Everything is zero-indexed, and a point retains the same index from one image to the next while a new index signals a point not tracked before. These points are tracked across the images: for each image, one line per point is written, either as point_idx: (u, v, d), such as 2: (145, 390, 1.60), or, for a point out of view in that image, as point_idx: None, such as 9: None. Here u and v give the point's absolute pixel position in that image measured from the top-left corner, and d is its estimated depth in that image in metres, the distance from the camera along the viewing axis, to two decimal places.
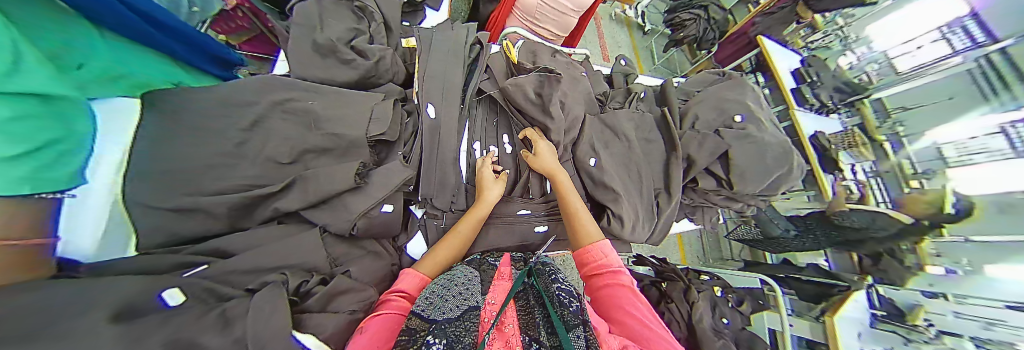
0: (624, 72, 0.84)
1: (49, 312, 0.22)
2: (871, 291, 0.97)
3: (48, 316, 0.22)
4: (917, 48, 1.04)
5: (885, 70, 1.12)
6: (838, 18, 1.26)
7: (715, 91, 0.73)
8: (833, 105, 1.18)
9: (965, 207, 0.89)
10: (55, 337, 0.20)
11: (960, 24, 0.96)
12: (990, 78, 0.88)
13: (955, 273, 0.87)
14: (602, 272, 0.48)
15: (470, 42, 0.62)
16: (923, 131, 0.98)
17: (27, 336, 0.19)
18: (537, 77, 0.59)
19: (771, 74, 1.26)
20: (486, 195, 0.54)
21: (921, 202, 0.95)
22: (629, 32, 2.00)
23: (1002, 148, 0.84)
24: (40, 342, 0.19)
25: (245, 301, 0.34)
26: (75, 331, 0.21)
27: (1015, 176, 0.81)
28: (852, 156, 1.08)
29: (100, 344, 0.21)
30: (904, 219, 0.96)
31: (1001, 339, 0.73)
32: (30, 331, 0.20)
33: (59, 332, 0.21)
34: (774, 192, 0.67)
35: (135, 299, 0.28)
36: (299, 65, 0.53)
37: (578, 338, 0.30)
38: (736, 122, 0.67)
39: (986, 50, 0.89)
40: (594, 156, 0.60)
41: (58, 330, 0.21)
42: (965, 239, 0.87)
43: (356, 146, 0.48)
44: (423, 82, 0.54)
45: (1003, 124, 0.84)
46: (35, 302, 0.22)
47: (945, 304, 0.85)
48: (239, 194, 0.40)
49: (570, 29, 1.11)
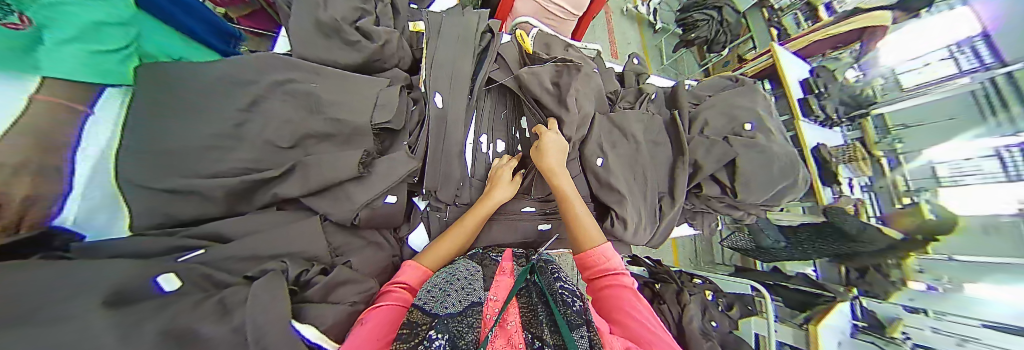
0: (637, 71, 0.82)
1: (33, 301, 0.22)
2: (854, 303, 1.00)
3: (31, 305, 0.21)
4: (924, 65, 1.04)
5: (891, 86, 1.10)
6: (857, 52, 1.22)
7: (727, 96, 0.72)
8: (837, 117, 1.16)
9: (944, 214, 0.93)
10: (41, 327, 0.19)
11: (970, 43, 0.96)
12: (992, 100, 0.88)
13: (936, 289, 0.89)
14: (605, 274, 0.48)
15: (481, 29, 0.59)
16: (921, 150, 0.99)
17: (11, 327, 0.18)
18: (553, 67, 0.58)
19: (780, 82, 1.25)
20: (491, 192, 0.53)
21: (909, 217, 0.97)
22: (639, 29, 1.96)
23: (994, 171, 0.85)
24: (24, 334, 0.18)
25: (243, 290, 0.33)
26: (64, 320, 0.21)
27: (1007, 198, 0.82)
28: (851, 170, 1.06)
29: (89, 338, 0.20)
30: (895, 235, 0.97)
31: None
32: (14, 321, 0.19)
33: (48, 321, 0.20)
34: (777, 203, 0.68)
35: (130, 286, 0.27)
36: (302, 45, 0.51)
37: (580, 337, 0.30)
38: (745, 130, 0.66)
39: (994, 73, 0.88)
40: (601, 156, 0.59)
41: (45, 319, 0.20)
42: (949, 257, 0.89)
43: (360, 134, 0.47)
44: (431, 69, 0.53)
45: (998, 147, 0.85)
46: (19, 290, 0.22)
47: (923, 319, 0.87)
48: (237, 178, 0.38)
49: (582, 8, 1.06)
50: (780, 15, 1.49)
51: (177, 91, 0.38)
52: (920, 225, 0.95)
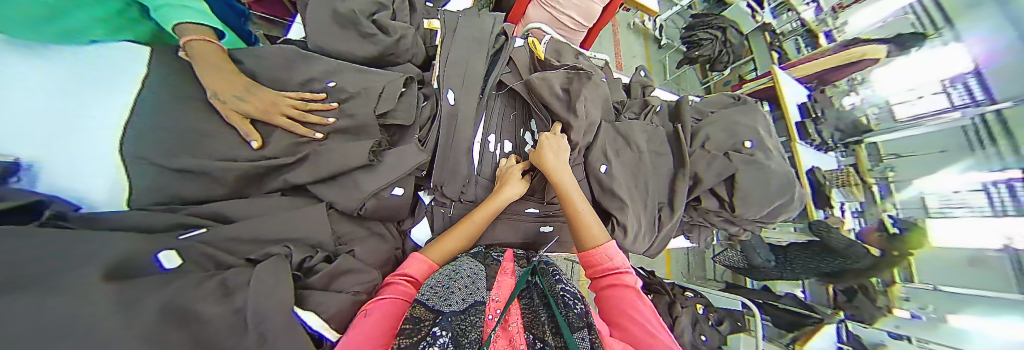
0: (642, 83, 0.84)
1: (37, 268, 0.21)
2: (840, 326, 1.02)
3: (34, 272, 0.21)
4: (918, 98, 1.07)
5: (885, 116, 1.12)
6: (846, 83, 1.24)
7: (729, 114, 0.73)
8: (832, 142, 1.18)
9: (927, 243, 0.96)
10: (43, 294, 0.19)
11: (963, 80, 0.98)
12: (982, 136, 0.91)
13: (920, 317, 0.93)
14: (608, 273, 0.48)
15: (495, 32, 0.61)
16: (911, 179, 1.01)
17: (12, 293, 0.18)
18: (564, 74, 0.59)
19: (778, 104, 1.27)
20: (502, 190, 0.54)
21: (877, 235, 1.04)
22: (644, 43, 2.00)
23: (981, 205, 0.89)
24: (27, 302, 0.18)
25: (246, 272, 0.34)
26: (67, 289, 0.21)
27: (991, 231, 0.87)
28: (843, 194, 1.09)
29: (90, 311, 0.20)
30: (875, 251, 1.02)
31: None
32: (19, 288, 0.19)
33: (51, 289, 0.20)
34: (772, 220, 0.70)
35: (132, 260, 0.27)
36: (318, 34, 0.52)
37: (582, 339, 0.31)
38: (745, 147, 0.68)
39: (983, 109, 0.92)
40: (605, 163, 0.60)
41: (50, 287, 0.20)
42: (935, 288, 0.92)
43: (371, 125, 0.47)
44: (446, 67, 0.54)
45: (987, 182, 0.89)
46: (22, 257, 0.21)
47: (908, 346, 0.90)
48: (253, 163, 0.39)
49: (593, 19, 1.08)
50: (781, 39, 1.54)
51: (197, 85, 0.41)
52: (899, 243, 0.99)
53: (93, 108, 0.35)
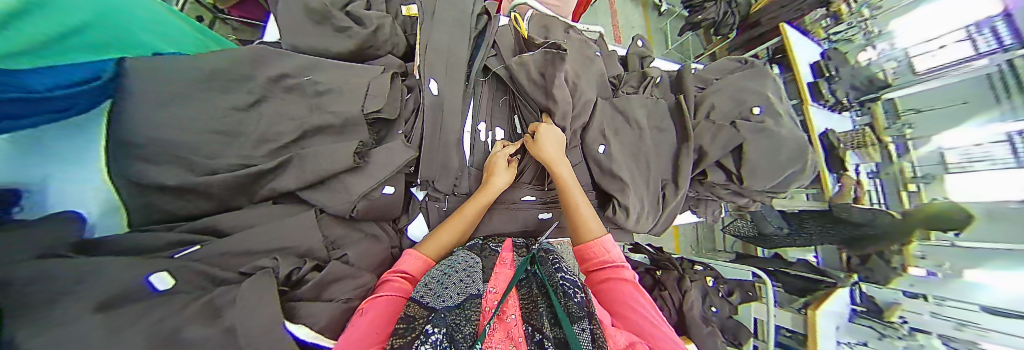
0: (640, 54, 0.80)
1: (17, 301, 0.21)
2: (854, 289, 1.00)
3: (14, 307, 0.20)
4: (940, 47, 0.99)
5: (903, 70, 1.06)
6: (859, 35, 1.17)
7: (736, 79, 0.69)
8: (847, 102, 1.10)
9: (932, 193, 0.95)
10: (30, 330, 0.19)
11: (989, 24, 0.90)
12: (1004, 84, 0.85)
13: (935, 275, 0.91)
14: (604, 266, 0.47)
15: (476, 12, 0.56)
16: (932, 135, 0.97)
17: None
18: (542, 56, 0.53)
19: (789, 65, 1.18)
20: (490, 180, 0.52)
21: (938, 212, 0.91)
22: (643, 13, 1.89)
23: (1005, 157, 0.84)
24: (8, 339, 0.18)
25: (233, 289, 0.32)
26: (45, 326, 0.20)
27: (1014, 184, 0.82)
28: (858, 155, 1.04)
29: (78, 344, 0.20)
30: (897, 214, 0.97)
31: (962, 337, 0.81)
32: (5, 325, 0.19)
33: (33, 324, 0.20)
34: (784, 189, 0.67)
35: (120, 286, 0.27)
36: (292, 33, 0.49)
37: (582, 331, 0.30)
38: (754, 114, 0.64)
39: (1012, 54, 0.82)
40: (603, 143, 0.58)
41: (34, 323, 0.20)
42: (952, 243, 0.90)
43: (353, 124, 0.46)
44: (425, 55, 0.50)
45: (1010, 132, 0.84)
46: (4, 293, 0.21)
47: (922, 304, 0.90)
48: (233, 174, 0.37)
49: None
50: None
51: (181, 83, 0.34)
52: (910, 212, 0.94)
53: (64, 141, 0.31)
